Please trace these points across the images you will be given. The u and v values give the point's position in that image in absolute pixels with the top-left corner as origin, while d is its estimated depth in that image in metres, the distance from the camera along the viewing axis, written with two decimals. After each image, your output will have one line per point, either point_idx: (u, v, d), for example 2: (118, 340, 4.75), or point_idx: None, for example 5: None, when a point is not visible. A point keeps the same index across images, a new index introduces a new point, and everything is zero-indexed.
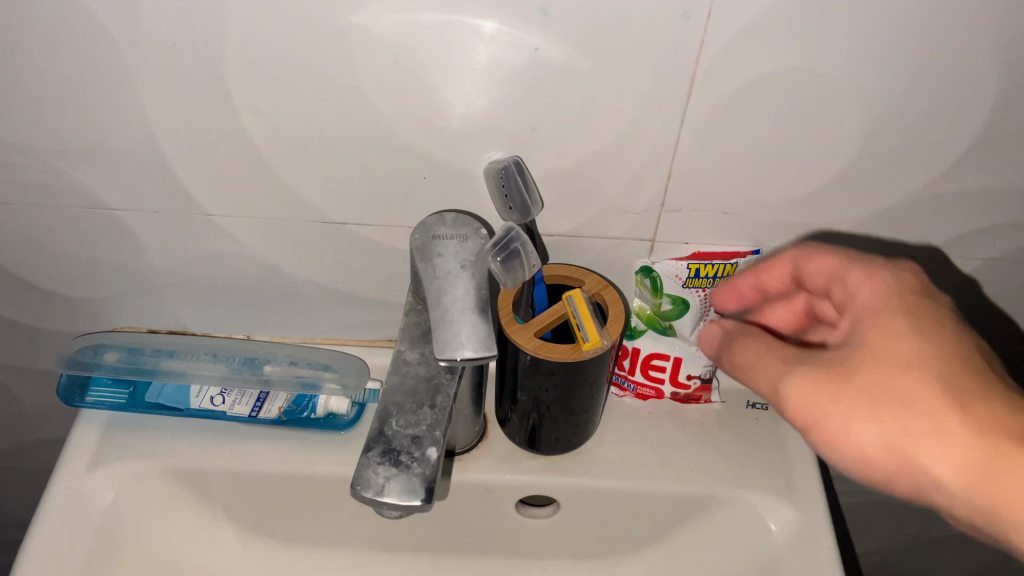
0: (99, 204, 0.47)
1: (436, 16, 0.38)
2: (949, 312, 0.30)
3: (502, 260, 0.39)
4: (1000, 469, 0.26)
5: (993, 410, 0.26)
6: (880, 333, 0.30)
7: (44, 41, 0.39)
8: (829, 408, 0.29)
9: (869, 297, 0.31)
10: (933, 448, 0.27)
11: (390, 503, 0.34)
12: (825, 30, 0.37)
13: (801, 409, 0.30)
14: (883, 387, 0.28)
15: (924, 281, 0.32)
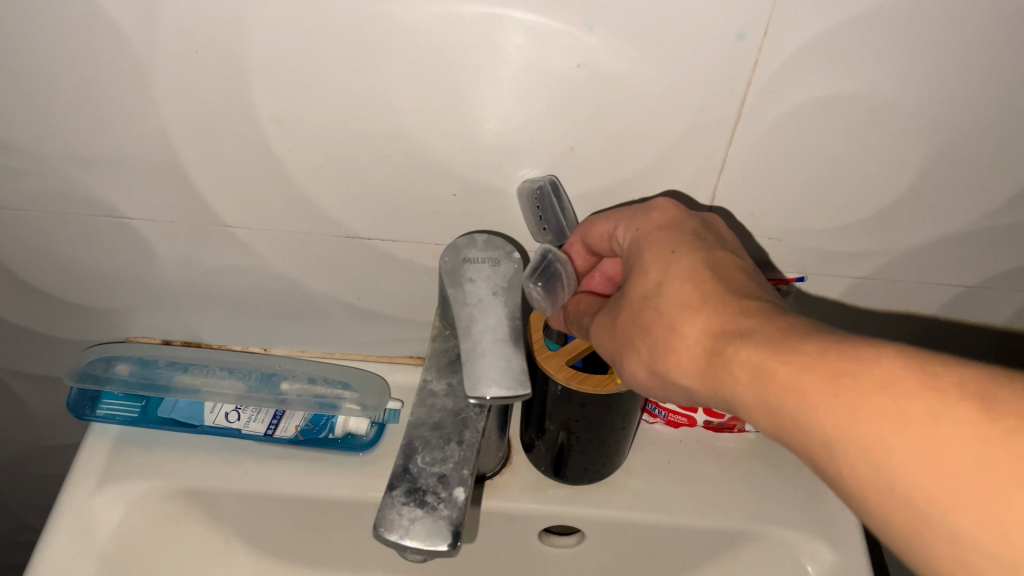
0: (114, 213, 0.45)
1: (478, 10, 0.34)
2: (713, 251, 0.33)
3: (545, 285, 0.37)
4: (749, 370, 0.28)
5: (734, 328, 0.29)
6: (673, 291, 0.31)
7: (61, 46, 0.37)
8: (626, 360, 0.34)
9: (643, 278, 0.33)
10: (677, 356, 0.31)
11: (414, 548, 0.32)
12: (890, 54, 0.35)
13: (617, 358, 0.34)
14: (647, 333, 0.32)
15: (708, 235, 0.34)
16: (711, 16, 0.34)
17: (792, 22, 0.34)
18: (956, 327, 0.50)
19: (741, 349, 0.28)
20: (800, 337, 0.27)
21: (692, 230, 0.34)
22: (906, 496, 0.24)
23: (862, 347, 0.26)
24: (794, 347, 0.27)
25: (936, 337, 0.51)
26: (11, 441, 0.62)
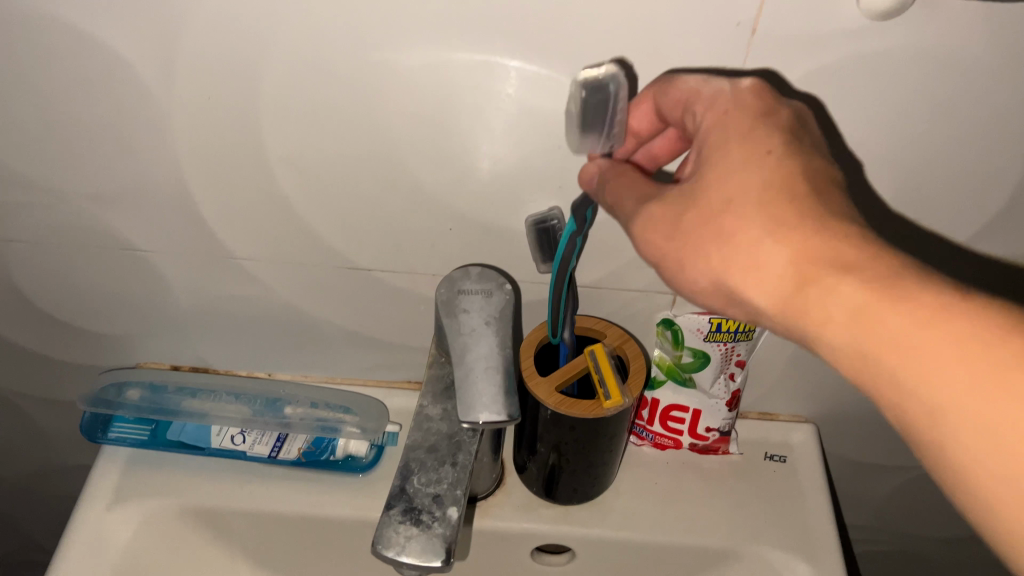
0: (128, 246, 0.47)
1: (472, 58, 0.37)
2: (809, 156, 0.30)
3: (586, 97, 0.36)
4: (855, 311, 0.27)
5: (836, 258, 0.27)
6: (768, 194, 0.28)
7: (84, 92, 0.39)
8: (676, 266, 0.31)
9: (731, 176, 0.29)
10: (760, 271, 0.28)
11: (410, 563, 0.34)
12: (856, 98, 0.37)
13: (669, 264, 0.31)
14: (725, 242, 0.29)
15: (799, 135, 0.31)
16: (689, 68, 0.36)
17: (762, 71, 0.36)
18: None
19: (847, 284, 0.27)
20: (916, 280, 0.26)
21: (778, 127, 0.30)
22: (1011, 480, 0.24)
23: (989, 309, 0.25)
24: (912, 296, 0.26)
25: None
26: (27, 461, 0.64)
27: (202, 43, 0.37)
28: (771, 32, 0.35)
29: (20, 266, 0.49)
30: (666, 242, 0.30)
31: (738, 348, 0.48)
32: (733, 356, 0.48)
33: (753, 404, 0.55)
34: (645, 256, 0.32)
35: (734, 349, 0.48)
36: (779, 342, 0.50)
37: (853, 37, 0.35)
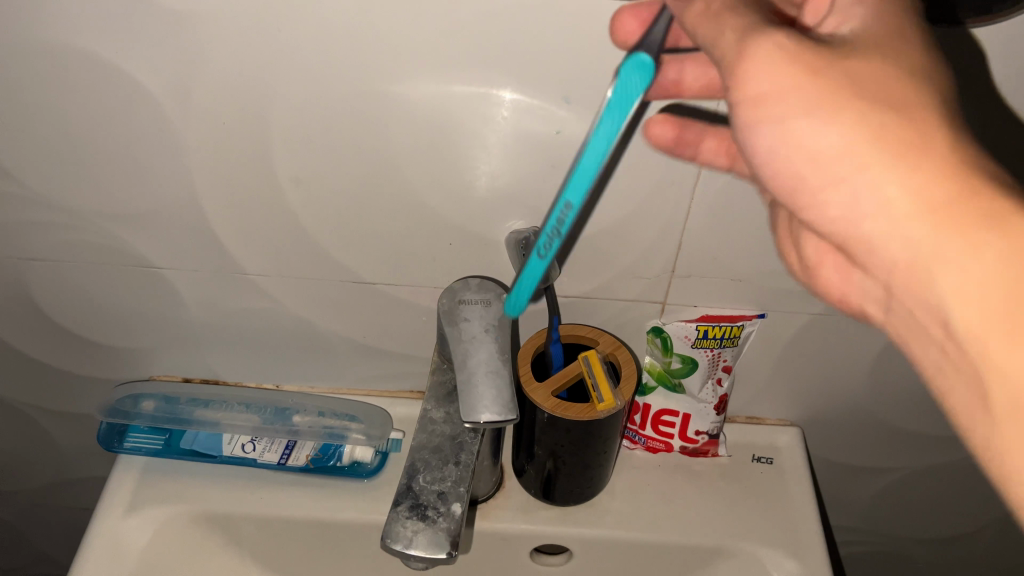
0: (145, 263, 0.50)
1: (472, 84, 0.40)
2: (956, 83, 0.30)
3: None
4: (994, 226, 0.26)
5: (995, 181, 0.27)
6: (932, 92, 0.28)
7: (107, 118, 0.42)
8: (806, 110, 0.28)
9: (897, 58, 0.29)
10: (917, 155, 0.27)
11: (417, 556, 0.37)
12: None
13: (785, 122, 0.29)
14: (887, 112, 0.28)
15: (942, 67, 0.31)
16: None
17: None
18: None
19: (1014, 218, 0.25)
20: None
21: (941, 53, 0.30)
22: None
23: None
24: None
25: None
26: (42, 472, 0.67)
27: (219, 74, 0.40)
28: None
29: (41, 283, 0.51)
30: (802, 87, 0.28)
31: (724, 354, 0.51)
32: (720, 361, 0.52)
33: (741, 408, 0.58)
34: (749, 102, 0.29)
35: (721, 354, 0.51)
36: (763, 349, 0.53)
37: None
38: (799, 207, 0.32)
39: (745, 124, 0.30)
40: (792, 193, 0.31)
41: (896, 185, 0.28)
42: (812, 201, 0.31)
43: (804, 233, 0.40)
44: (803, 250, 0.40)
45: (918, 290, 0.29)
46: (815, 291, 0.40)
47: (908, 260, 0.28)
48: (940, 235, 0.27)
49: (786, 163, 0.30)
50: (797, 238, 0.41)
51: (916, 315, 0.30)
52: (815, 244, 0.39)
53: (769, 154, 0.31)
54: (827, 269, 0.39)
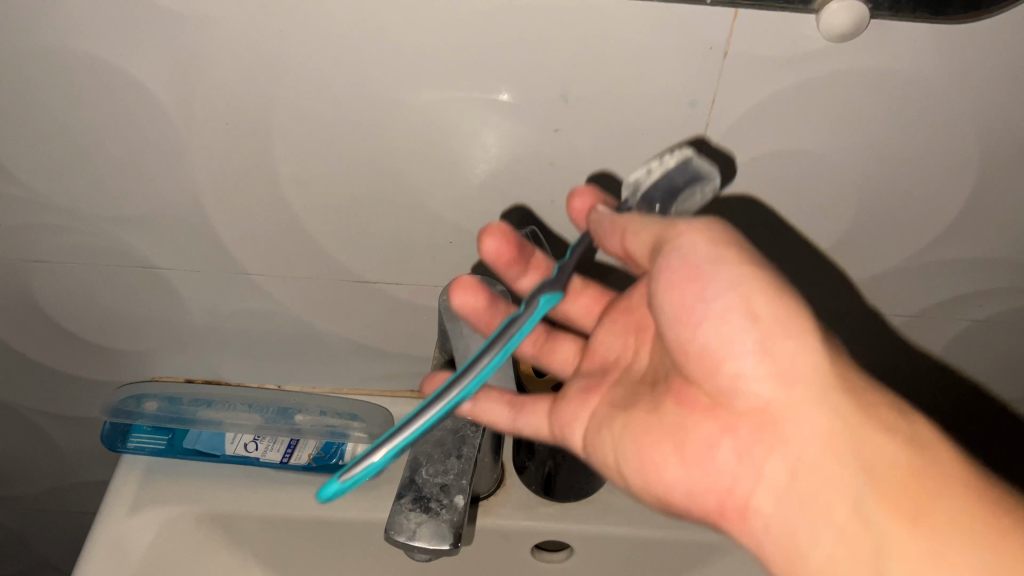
0: (148, 265, 0.50)
1: (473, 86, 0.40)
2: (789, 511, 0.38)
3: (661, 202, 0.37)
4: (890, 420, 0.33)
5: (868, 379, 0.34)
6: None
7: (109, 123, 0.42)
8: (740, 269, 0.34)
9: None
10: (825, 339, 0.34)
11: (420, 547, 0.37)
12: (823, 115, 0.41)
13: (717, 284, 0.34)
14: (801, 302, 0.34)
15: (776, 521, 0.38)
16: (669, 88, 0.39)
17: (736, 92, 0.39)
18: (906, 351, 0.56)
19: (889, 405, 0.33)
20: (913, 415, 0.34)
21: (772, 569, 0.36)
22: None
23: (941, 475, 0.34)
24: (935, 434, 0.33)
25: (888, 362, 0.56)
26: (41, 477, 0.67)
27: (220, 77, 0.40)
28: (742, 54, 0.38)
29: (43, 287, 0.51)
30: (739, 253, 0.34)
31: None
32: None
33: None
34: (698, 254, 0.34)
35: None
36: None
37: (819, 58, 0.38)
38: (706, 371, 0.35)
39: (681, 274, 0.34)
40: (714, 351, 0.34)
41: (820, 361, 0.33)
42: (720, 361, 0.34)
43: (695, 421, 0.37)
44: (684, 442, 0.37)
45: (828, 466, 0.33)
46: (693, 483, 0.37)
47: (819, 445, 0.33)
48: (849, 414, 0.33)
49: (720, 316, 0.34)
50: (678, 429, 0.37)
51: (814, 494, 0.33)
52: (698, 431, 0.36)
53: (698, 305, 0.34)
54: (722, 452, 0.36)
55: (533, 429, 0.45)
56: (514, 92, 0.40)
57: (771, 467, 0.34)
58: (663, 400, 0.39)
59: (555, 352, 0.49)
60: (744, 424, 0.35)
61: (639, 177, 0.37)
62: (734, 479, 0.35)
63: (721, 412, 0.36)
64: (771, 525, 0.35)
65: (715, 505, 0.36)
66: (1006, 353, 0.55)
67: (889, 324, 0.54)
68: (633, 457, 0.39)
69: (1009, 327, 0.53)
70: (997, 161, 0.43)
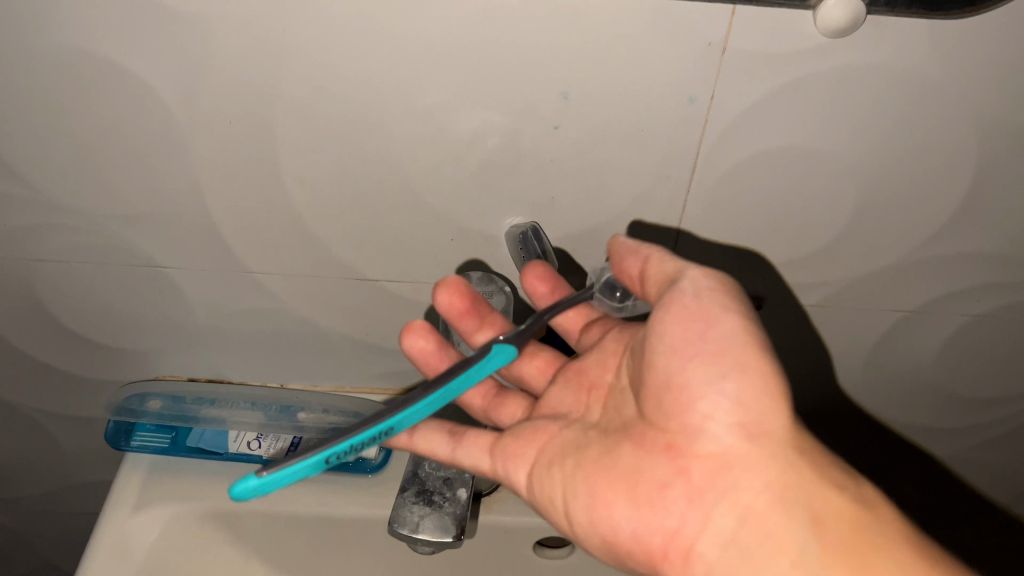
0: (152, 263, 0.51)
1: (475, 83, 0.40)
2: None
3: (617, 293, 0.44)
4: (847, 484, 0.35)
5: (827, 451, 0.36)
6: None
7: (113, 122, 0.42)
8: (740, 319, 0.36)
9: None
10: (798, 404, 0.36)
11: (424, 539, 0.38)
12: (820, 111, 0.41)
13: (715, 324, 0.36)
14: None
15: None
16: (669, 84, 0.40)
17: (734, 88, 0.40)
18: (903, 346, 0.56)
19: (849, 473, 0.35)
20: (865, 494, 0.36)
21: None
22: None
23: None
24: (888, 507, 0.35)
25: (884, 356, 0.57)
26: (43, 476, 0.67)
27: (224, 76, 0.40)
28: (741, 50, 0.38)
29: (47, 286, 0.52)
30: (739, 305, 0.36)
31: None
32: None
33: None
34: (704, 299, 0.36)
35: None
36: None
37: (817, 53, 0.38)
38: (674, 411, 0.37)
39: (693, 311, 0.36)
40: (687, 392, 0.36)
41: (785, 421, 0.35)
42: (694, 400, 0.36)
43: (651, 462, 0.38)
44: (638, 484, 0.37)
45: (776, 516, 0.34)
46: (642, 524, 0.37)
47: (767, 499, 0.34)
48: (805, 472, 0.35)
49: (719, 350, 0.35)
50: (633, 472, 0.38)
51: (759, 542, 0.34)
52: (653, 471, 0.37)
53: (694, 342, 0.36)
54: (674, 493, 0.36)
55: (472, 462, 0.44)
56: (516, 90, 0.41)
57: (719, 514, 0.35)
58: (620, 444, 0.40)
59: (502, 408, 0.49)
60: (698, 469, 0.36)
61: (607, 268, 0.43)
62: (682, 523, 0.36)
63: (678, 455, 0.37)
64: (714, 572, 0.35)
65: (661, 545, 0.36)
66: (1002, 349, 0.56)
67: (886, 320, 0.54)
68: (582, 495, 0.39)
69: (1006, 322, 0.54)
70: (992, 157, 0.43)
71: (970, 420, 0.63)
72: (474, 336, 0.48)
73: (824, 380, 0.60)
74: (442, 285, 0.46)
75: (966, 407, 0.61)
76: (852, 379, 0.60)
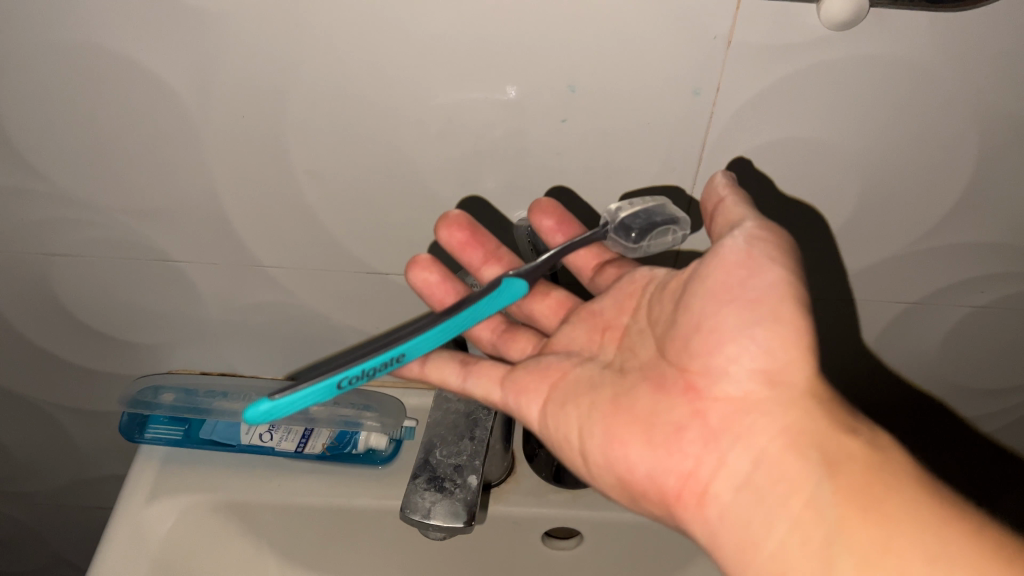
0: (165, 258, 0.51)
1: (484, 76, 0.41)
2: None
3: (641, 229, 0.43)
4: (870, 435, 0.35)
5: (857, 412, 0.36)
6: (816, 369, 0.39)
7: (129, 118, 0.43)
8: (785, 270, 0.36)
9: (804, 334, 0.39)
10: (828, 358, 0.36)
11: (435, 525, 0.39)
12: (823, 102, 0.42)
13: (754, 272, 0.36)
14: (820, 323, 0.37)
15: None
16: (674, 77, 0.40)
17: (738, 80, 0.41)
18: (906, 338, 0.57)
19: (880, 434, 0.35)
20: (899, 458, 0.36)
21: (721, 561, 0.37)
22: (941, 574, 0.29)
23: None
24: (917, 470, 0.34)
25: (887, 346, 0.58)
26: (57, 472, 0.68)
27: (238, 72, 0.41)
28: (745, 42, 0.39)
29: (61, 281, 0.53)
30: (787, 256, 0.37)
31: None
32: None
33: None
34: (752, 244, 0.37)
35: None
36: None
37: (820, 45, 0.39)
38: (698, 352, 0.38)
39: (736, 259, 0.37)
40: (713, 336, 0.37)
41: (808, 369, 0.36)
42: (721, 343, 0.37)
43: (670, 403, 0.39)
44: (655, 426, 0.39)
45: (790, 460, 0.34)
46: (656, 464, 0.38)
47: (782, 443, 0.35)
48: (822, 420, 0.35)
49: (755, 300, 0.36)
50: (651, 415, 0.39)
51: (772, 485, 0.34)
52: (669, 414, 0.38)
53: (735, 287, 0.37)
54: (691, 435, 0.37)
55: (482, 392, 0.45)
56: (523, 85, 0.41)
57: (735, 456, 0.36)
58: (637, 387, 0.41)
59: (512, 342, 0.50)
60: (715, 411, 0.37)
61: (622, 207, 0.43)
62: (697, 464, 0.37)
63: (697, 396, 0.38)
64: (726, 513, 0.36)
65: (674, 486, 0.37)
66: (1006, 339, 0.56)
67: (890, 311, 0.55)
68: (598, 433, 0.41)
69: (1010, 312, 0.54)
70: (996, 147, 0.44)
71: (975, 411, 0.63)
72: (480, 271, 0.48)
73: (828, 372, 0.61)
74: (443, 220, 0.46)
75: (970, 396, 0.62)
76: (856, 371, 0.60)
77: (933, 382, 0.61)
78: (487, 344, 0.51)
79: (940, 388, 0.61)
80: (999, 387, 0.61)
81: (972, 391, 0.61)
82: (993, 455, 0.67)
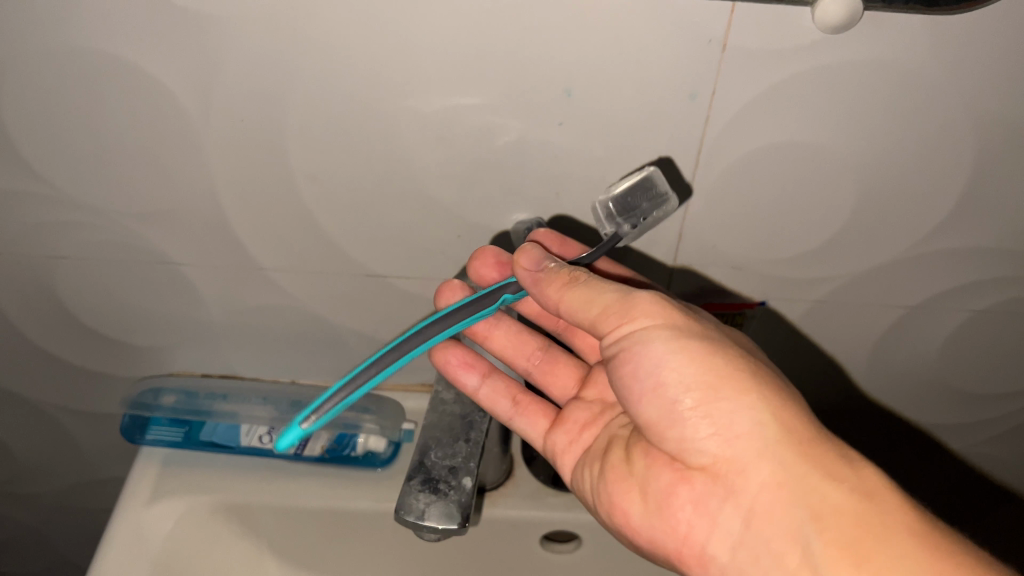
0: (168, 260, 0.52)
1: (482, 81, 0.41)
2: None
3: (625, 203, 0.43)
4: (838, 469, 0.35)
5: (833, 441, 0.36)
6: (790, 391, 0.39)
7: (131, 121, 0.44)
8: (677, 349, 0.38)
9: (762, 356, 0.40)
10: (784, 400, 0.37)
11: (430, 526, 0.39)
12: (819, 107, 0.42)
13: (655, 356, 0.38)
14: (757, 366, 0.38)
15: None
16: (670, 80, 0.41)
17: (735, 84, 0.41)
18: (907, 343, 0.57)
19: (859, 467, 0.36)
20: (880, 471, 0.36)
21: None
22: None
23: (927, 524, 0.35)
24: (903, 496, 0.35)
25: (886, 351, 0.58)
26: (61, 473, 0.69)
27: (237, 76, 0.41)
28: (740, 46, 0.39)
29: (64, 283, 0.53)
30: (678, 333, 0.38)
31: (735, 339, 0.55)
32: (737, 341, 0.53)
33: None
34: (637, 334, 0.38)
35: None
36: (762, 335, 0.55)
37: (817, 48, 0.39)
38: (663, 434, 0.39)
39: (638, 352, 0.38)
40: (660, 417, 0.38)
41: (761, 417, 0.36)
42: (674, 423, 0.38)
43: (656, 471, 0.40)
44: (648, 492, 0.40)
45: (777, 517, 0.35)
46: (655, 529, 0.40)
47: (766, 496, 0.36)
48: (795, 465, 0.35)
49: (661, 382, 0.38)
50: (644, 481, 0.41)
51: (764, 542, 0.36)
52: (658, 482, 0.40)
53: (657, 372, 0.38)
54: (680, 500, 0.39)
55: (527, 426, 0.50)
56: (522, 87, 0.41)
57: (725, 517, 0.37)
58: (635, 449, 0.42)
59: (551, 377, 0.54)
60: (698, 480, 0.38)
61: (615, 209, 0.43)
62: (691, 527, 0.38)
63: (680, 467, 0.39)
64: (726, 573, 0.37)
65: (675, 547, 0.39)
66: (1007, 345, 0.56)
67: (890, 315, 0.55)
68: (605, 498, 0.43)
69: (1011, 317, 0.54)
70: (994, 152, 0.44)
71: (977, 418, 0.63)
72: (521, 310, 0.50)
73: (828, 378, 0.61)
74: (478, 255, 0.46)
75: (971, 402, 0.61)
76: (855, 376, 0.60)
77: (932, 388, 0.60)
78: (523, 370, 0.53)
79: (940, 394, 0.61)
80: (1000, 393, 0.60)
81: (973, 397, 0.61)
82: (994, 461, 0.67)
